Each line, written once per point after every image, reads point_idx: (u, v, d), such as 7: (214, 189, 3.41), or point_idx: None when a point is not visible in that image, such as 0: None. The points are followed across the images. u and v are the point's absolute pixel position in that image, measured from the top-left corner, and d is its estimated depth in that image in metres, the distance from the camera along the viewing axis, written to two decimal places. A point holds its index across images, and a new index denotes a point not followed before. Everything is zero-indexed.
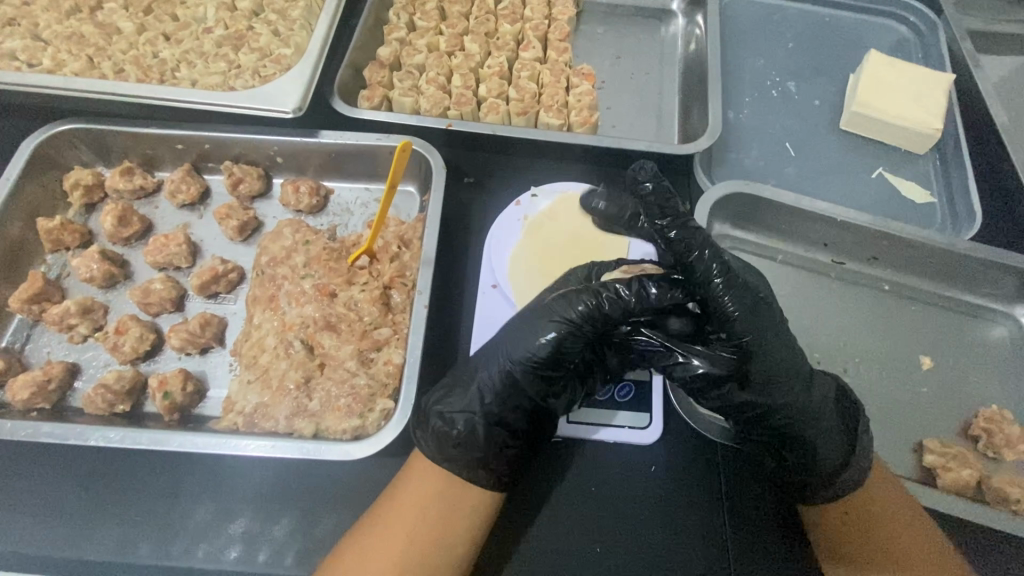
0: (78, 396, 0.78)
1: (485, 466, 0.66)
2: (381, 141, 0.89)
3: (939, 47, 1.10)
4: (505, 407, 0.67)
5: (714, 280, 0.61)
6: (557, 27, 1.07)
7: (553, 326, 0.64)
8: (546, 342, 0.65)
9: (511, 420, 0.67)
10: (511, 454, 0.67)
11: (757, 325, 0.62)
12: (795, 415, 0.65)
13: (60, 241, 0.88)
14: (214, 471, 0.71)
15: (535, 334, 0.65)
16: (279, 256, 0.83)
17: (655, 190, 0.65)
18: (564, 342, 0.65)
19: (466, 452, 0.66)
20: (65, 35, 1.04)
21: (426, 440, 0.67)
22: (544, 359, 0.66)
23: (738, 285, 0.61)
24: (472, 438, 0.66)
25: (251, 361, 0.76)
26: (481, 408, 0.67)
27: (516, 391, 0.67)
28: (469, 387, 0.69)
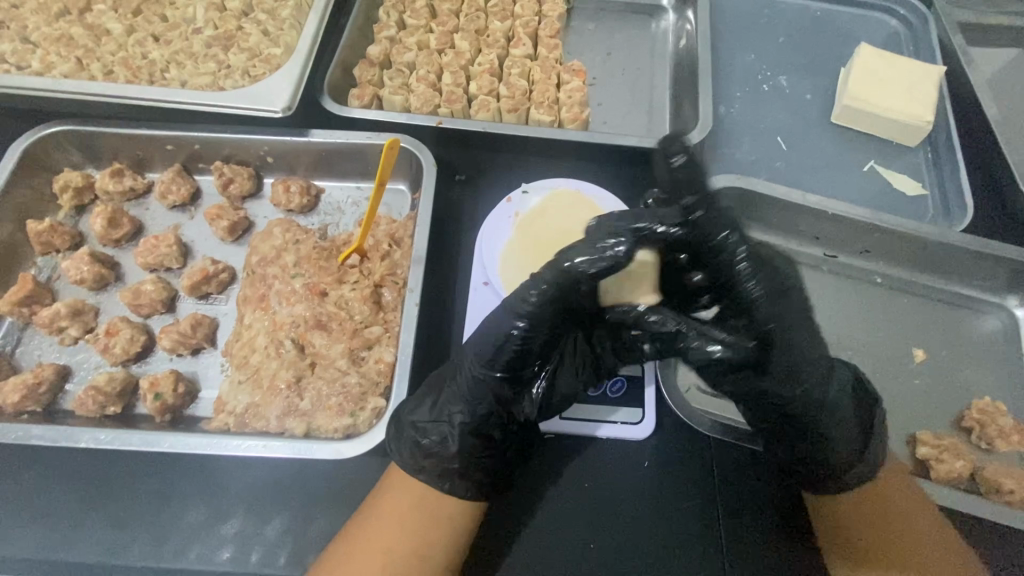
0: (68, 398, 0.78)
1: (465, 475, 0.66)
2: (371, 139, 0.89)
3: (930, 40, 1.10)
4: (475, 415, 0.67)
5: (740, 263, 0.64)
6: (547, 24, 1.07)
7: (524, 320, 0.63)
8: (512, 342, 0.64)
9: (486, 426, 0.67)
10: (489, 461, 0.66)
11: (779, 304, 0.65)
12: (809, 399, 0.68)
13: (50, 243, 0.87)
14: (205, 472, 0.71)
15: (500, 331, 0.64)
16: (270, 256, 0.83)
17: (685, 169, 0.67)
18: (535, 335, 0.64)
19: (441, 462, 0.66)
20: (54, 37, 1.04)
21: (400, 451, 0.66)
22: (516, 355, 0.65)
23: (761, 267, 0.65)
24: (447, 446, 0.66)
25: (242, 361, 0.76)
26: (456, 420, 0.67)
27: (485, 397, 0.67)
28: (438, 394, 0.68)
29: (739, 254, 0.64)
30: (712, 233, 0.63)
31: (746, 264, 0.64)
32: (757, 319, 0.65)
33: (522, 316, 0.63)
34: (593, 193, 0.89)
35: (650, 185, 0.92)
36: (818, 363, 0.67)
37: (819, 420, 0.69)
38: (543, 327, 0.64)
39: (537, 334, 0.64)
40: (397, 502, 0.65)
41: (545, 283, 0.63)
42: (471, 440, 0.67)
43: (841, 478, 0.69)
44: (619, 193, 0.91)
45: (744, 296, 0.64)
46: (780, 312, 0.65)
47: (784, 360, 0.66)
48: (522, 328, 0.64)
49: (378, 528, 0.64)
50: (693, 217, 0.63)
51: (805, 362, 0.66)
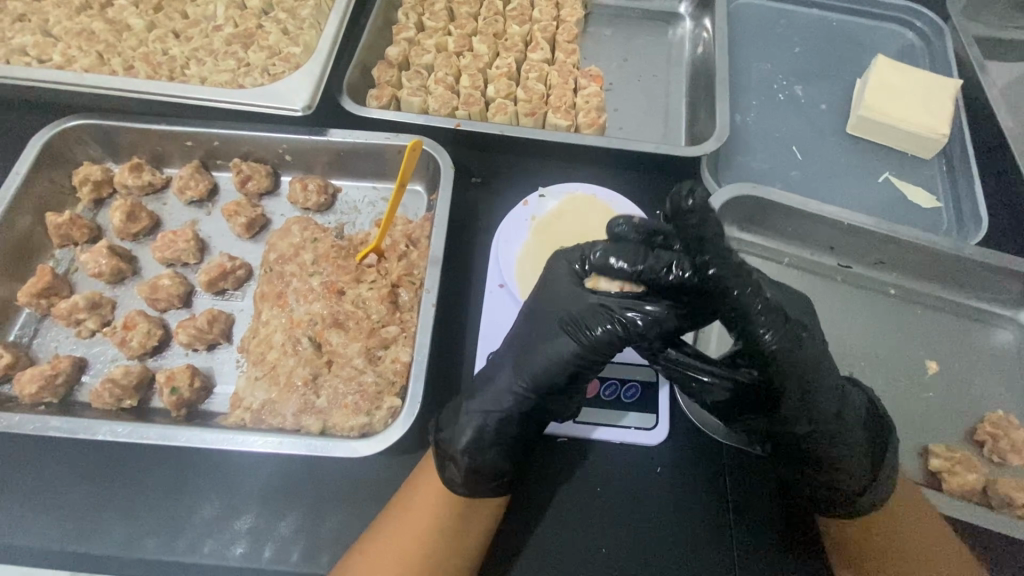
0: (85, 391, 0.78)
1: (491, 479, 0.64)
2: (390, 140, 0.89)
3: (945, 52, 1.11)
4: (514, 427, 0.65)
5: (753, 313, 0.57)
6: (565, 29, 1.07)
7: (580, 344, 0.62)
8: (568, 361, 0.63)
9: (518, 435, 0.66)
10: (517, 464, 0.66)
11: (799, 343, 0.59)
12: (829, 436, 0.62)
13: (68, 236, 0.88)
14: (221, 467, 0.71)
15: (558, 350, 0.63)
16: (287, 254, 0.83)
17: (701, 213, 0.55)
18: (590, 361, 0.63)
19: (469, 465, 0.64)
20: (75, 32, 1.04)
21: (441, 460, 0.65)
22: (564, 376, 0.64)
23: (773, 311, 0.57)
24: (479, 452, 0.64)
25: (259, 357, 0.76)
26: (497, 429, 0.64)
27: (526, 406, 0.65)
28: (473, 407, 0.65)
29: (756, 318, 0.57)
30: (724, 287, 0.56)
31: (763, 330, 0.57)
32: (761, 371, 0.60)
33: (578, 340, 0.63)
34: (610, 198, 0.89)
35: (665, 192, 0.93)
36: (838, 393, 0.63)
37: (843, 456, 0.63)
38: (599, 357, 0.63)
39: (594, 361, 0.63)
40: (413, 503, 0.65)
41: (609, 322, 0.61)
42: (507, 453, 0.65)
43: (852, 503, 0.65)
44: (635, 199, 0.92)
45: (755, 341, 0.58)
46: (795, 360, 0.59)
47: (801, 398, 0.61)
48: (578, 349, 0.63)
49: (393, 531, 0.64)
50: (706, 273, 0.55)
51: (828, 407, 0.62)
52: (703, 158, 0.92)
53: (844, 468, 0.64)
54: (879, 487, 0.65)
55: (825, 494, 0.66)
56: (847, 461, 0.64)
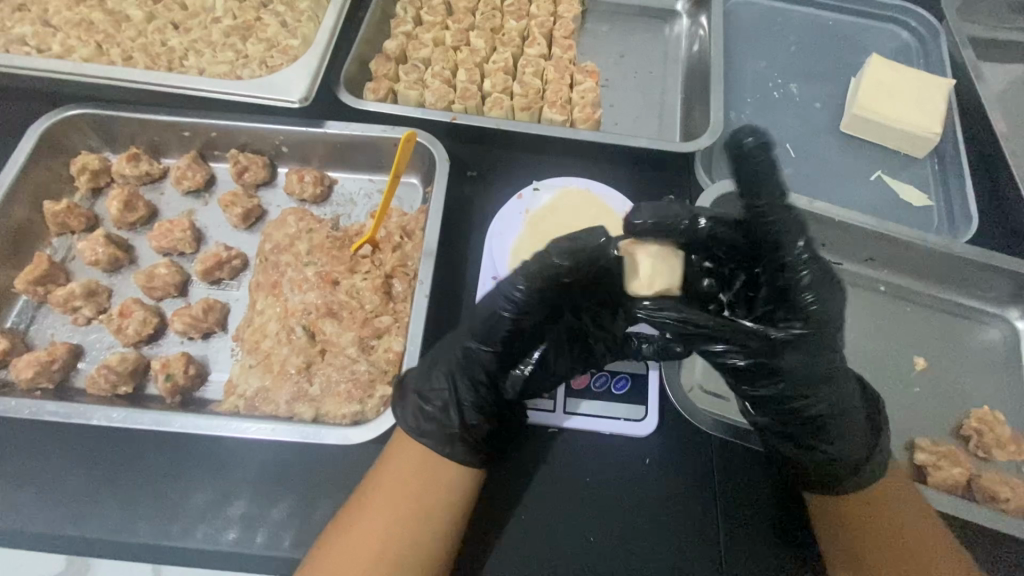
0: (80, 377, 0.79)
1: (461, 439, 0.66)
2: (386, 132, 0.90)
3: (940, 52, 1.12)
4: (467, 381, 0.67)
5: (800, 270, 0.67)
6: (562, 24, 1.08)
7: (513, 305, 0.64)
8: (504, 317, 0.65)
9: (484, 396, 0.67)
10: (490, 427, 0.68)
11: (824, 317, 0.66)
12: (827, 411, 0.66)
13: (66, 224, 0.89)
14: (213, 453, 0.72)
15: (493, 306, 0.66)
16: (283, 244, 0.84)
17: (753, 146, 0.70)
18: (531, 314, 0.65)
19: (442, 427, 0.67)
20: (74, 22, 1.05)
21: (407, 418, 0.67)
22: (511, 331, 0.66)
23: (818, 269, 0.67)
24: (449, 411, 0.67)
25: (253, 345, 0.77)
26: (456, 385, 0.67)
27: (472, 362, 0.67)
28: (442, 364, 0.68)
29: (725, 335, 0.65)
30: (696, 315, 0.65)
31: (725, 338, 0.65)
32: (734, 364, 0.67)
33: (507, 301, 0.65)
34: (604, 192, 0.90)
35: (658, 187, 0.94)
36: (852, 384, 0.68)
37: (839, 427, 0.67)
38: (536, 311, 0.65)
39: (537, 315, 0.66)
40: (384, 485, 0.65)
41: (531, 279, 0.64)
42: (469, 402, 0.67)
43: (841, 484, 0.68)
44: (628, 194, 0.93)
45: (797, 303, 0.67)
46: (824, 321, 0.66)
47: (816, 368, 0.66)
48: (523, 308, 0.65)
49: (367, 515, 0.64)
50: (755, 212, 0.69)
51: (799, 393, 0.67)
52: (696, 154, 0.93)
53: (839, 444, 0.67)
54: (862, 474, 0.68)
55: (815, 471, 0.68)
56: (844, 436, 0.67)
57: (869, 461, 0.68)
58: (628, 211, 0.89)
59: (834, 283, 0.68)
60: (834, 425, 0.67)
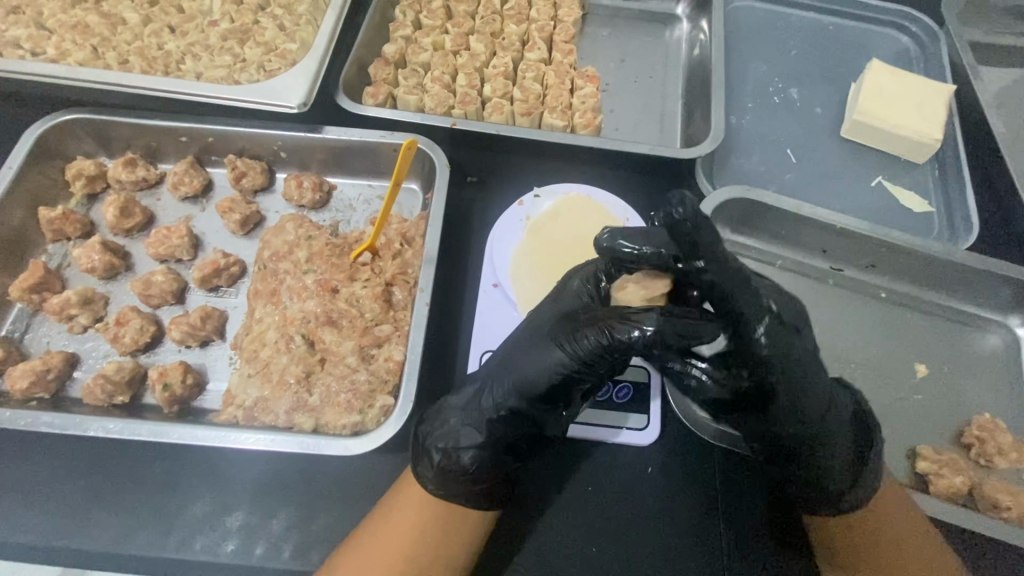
0: (77, 386, 0.78)
1: (490, 492, 0.66)
2: (385, 138, 0.89)
3: (939, 57, 1.12)
4: (508, 433, 0.65)
5: (751, 318, 0.58)
6: (562, 29, 1.07)
7: (570, 360, 0.62)
8: (557, 377, 0.63)
9: (515, 450, 0.66)
10: (513, 476, 0.67)
11: (784, 354, 0.60)
12: (806, 437, 0.64)
13: (61, 230, 0.87)
14: (212, 464, 0.71)
15: (547, 364, 0.63)
16: (281, 251, 0.83)
17: (688, 219, 0.57)
18: (583, 373, 0.63)
19: (471, 483, 0.64)
20: (69, 25, 1.04)
21: (427, 471, 0.64)
22: (555, 391, 0.64)
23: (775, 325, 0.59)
24: (479, 471, 0.64)
25: (252, 354, 0.76)
26: (489, 438, 0.65)
27: (522, 418, 0.65)
28: (467, 414, 0.66)
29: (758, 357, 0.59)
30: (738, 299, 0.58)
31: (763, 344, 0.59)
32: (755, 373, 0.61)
33: (569, 354, 0.63)
34: (604, 199, 0.89)
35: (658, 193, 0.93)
36: (823, 403, 0.63)
37: (815, 449, 0.65)
38: (595, 370, 0.63)
39: (587, 371, 0.63)
40: (394, 515, 0.65)
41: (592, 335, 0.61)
42: (504, 459, 0.66)
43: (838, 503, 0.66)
44: (629, 201, 0.92)
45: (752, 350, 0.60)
46: (789, 361, 0.60)
47: (783, 407, 0.62)
48: (568, 362, 0.62)
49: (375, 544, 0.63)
50: (695, 267, 0.58)
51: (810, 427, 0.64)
52: (697, 162, 0.93)
53: (826, 469, 0.65)
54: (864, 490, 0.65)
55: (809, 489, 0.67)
56: (827, 460, 0.65)
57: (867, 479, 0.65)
58: (629, 217, 0.88)
59: (773, 325, 0.59)
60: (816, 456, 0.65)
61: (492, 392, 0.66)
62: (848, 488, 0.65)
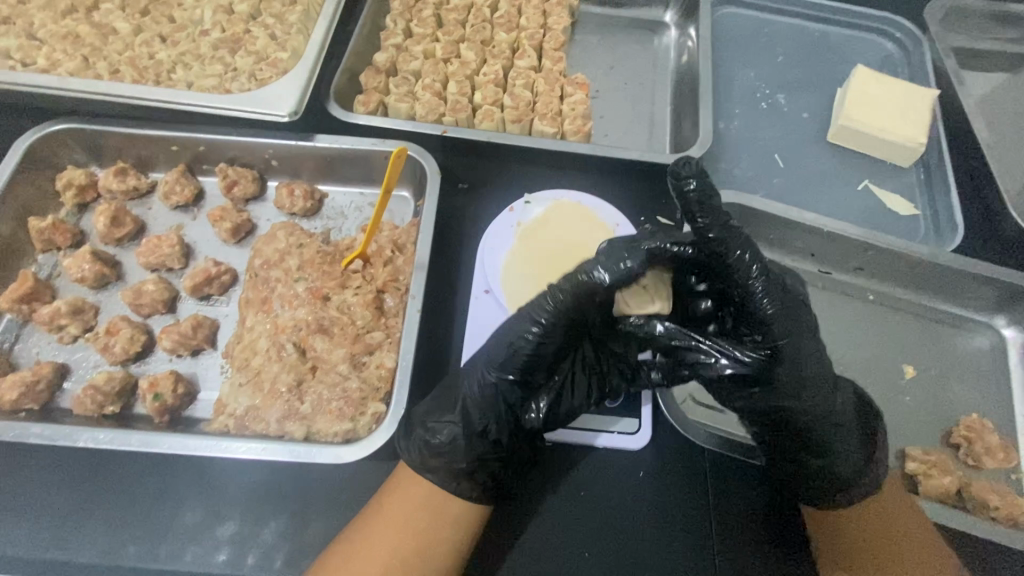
0: (66, 397, 0.78)
1: (469, 476, 0.66)
2: (377, 146, 0.90)
3: (924, 63, 1.13)
4: (484, 415, 0.67)
5: (754, 278, 0.61)
6: (552, 37, 1.08)
7: (539, 325, 0.64)
8: (525, 348, 0.65)
9: (495, 431, 0.67)
10: (493, 463, 0.67)
11: (791, 320, 0.63)
12: (812, 409, 0.66)
13: (52, 240, 0.87)
14: (202, 473, 0.71)
15: (516, 336, 0.65)
16: (273, 259, 0.83)
17: (698, 192, 0.61)
18: (546, 345, 0.65)
19: (451, 463, 0.66)
20: (60, 35, 1.04)
21: (410, 450, 0.67)
22: (527, 363, 0.66)
23: (776, 284, 0.63)
24: (456, 447, 0.66)
25: (243, 363, 0.75)
26: (465, 420, 0.67)
27: (496, 398, 0.67)
28: (454, 400, 0.69)
29: (769, 314, 0.62)
30: (730, 260, 0.61)
31: (774, 307, 0.62)
32: (767, 340, 0.63)
33: (537, 322, 0.64)
34: (595, 205, 0.90)
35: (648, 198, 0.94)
36: (826, 378, 0.66)
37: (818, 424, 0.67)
38: (555, 336, 0.65)
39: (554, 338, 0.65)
40: (378, 526, 0.64)
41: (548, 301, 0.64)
42: (481, 444, 0.67)
43: (837, 495, 0.68)
44: (619, 206, 0.93)
45: (757, 314, 0.62)
46: (793, 331, 0.63)
47: (792, 377, 0.64)
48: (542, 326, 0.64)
49: (363, 557, 0.63)
50: (707, 237, 0.61)
51: (813, 395, 0.65)
52: (685, 169, 0.94)
53: (830, 449, 0.68)
54: (871, 479, 0.68)
55: (817, 471, 0.68)
56: (834, 442, 0.67)
57: (869, 463, 0.69)
58: (620, 224, 0.89)
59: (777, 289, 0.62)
60: (824, 439, 0.67)
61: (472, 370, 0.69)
62: (853, 478, 0.68)
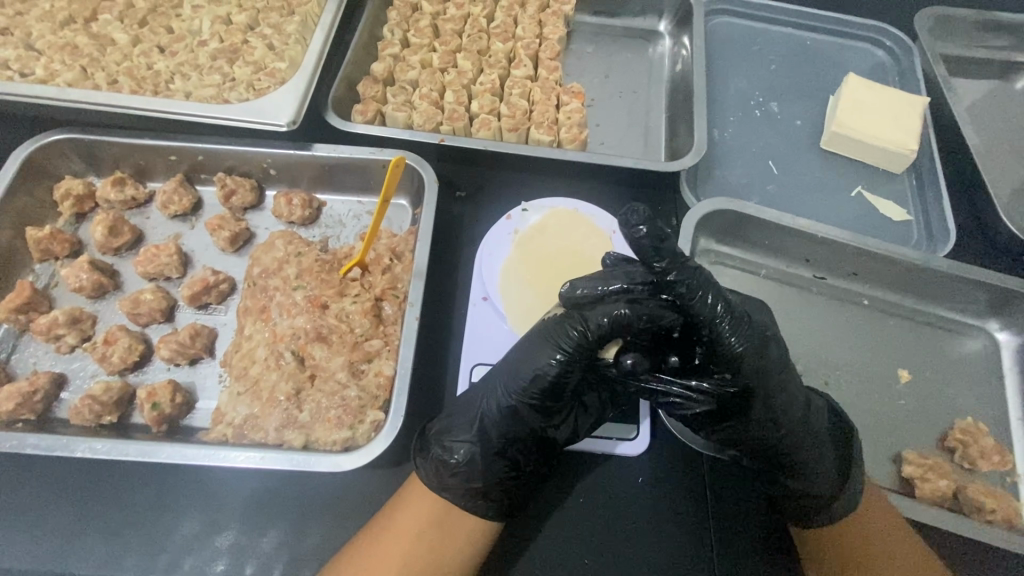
0: (63, 407, 0.78)
1: (486, 494, 0.66)
2: (375, 154, 0.91)
3: (913, 71, 1.15)
4: (504, 437, 0.66)
5: (718, 316, 0.60)
6: (548, 46, 1.09)
7: (563, 354, 0.62)
8: (548, 373, 0.63)
9: (512, 452, 0.67)
10: (509, 483, 0.67)
11: (757, 357, 0.62)
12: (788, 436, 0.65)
13: (48, 250, 0.87)
14: (201, 483, 0.71)
15: (538, 362, 0.63)
16: (271, 267, 0.83)
17: (650, 237, 0.58)
18: (569, 371, 0.63)
19: (466, 482, 0.66)
20: (59, 45, 1.04)
21: (426, 466, 0.67)
22: (550, 387, 0.64)
23: (737, 319, 0.61)
24: (475, 468, 0.66)
25: (241, 372, 0.75)
26: (484, 441, 0.66)
27: (517, 422, 0.66)
28: (465, 419, 0.68)
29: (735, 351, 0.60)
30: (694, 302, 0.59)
31: (739, 344, 0.60)
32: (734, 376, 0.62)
33: (557, 349, 0.63)
34: (591, 213, 0.91)
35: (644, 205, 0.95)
36: (801, 406, 0.66)
37: (794, 452, 0.67)
38: (579, 363, 0.63)
39: (577, 366, 0.63)
40: (380, 534, 0.65)
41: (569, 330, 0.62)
42: (499, 464, 0.66)
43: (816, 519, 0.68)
44: (617, 213, 0.93)
45: (725, 351, 0.61)
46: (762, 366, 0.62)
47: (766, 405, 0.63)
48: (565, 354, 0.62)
49: (369, 569, 0.62)
50: (667, 279, 0.59)
51: (786, 421, 0.65)
52: (681, 175, 0.95)
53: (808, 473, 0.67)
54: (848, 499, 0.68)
55: (795, 489, 0.69)
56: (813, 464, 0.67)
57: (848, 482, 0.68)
58: (617, 231, 0.90)
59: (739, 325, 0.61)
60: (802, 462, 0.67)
61: (490, 393, 0.68)
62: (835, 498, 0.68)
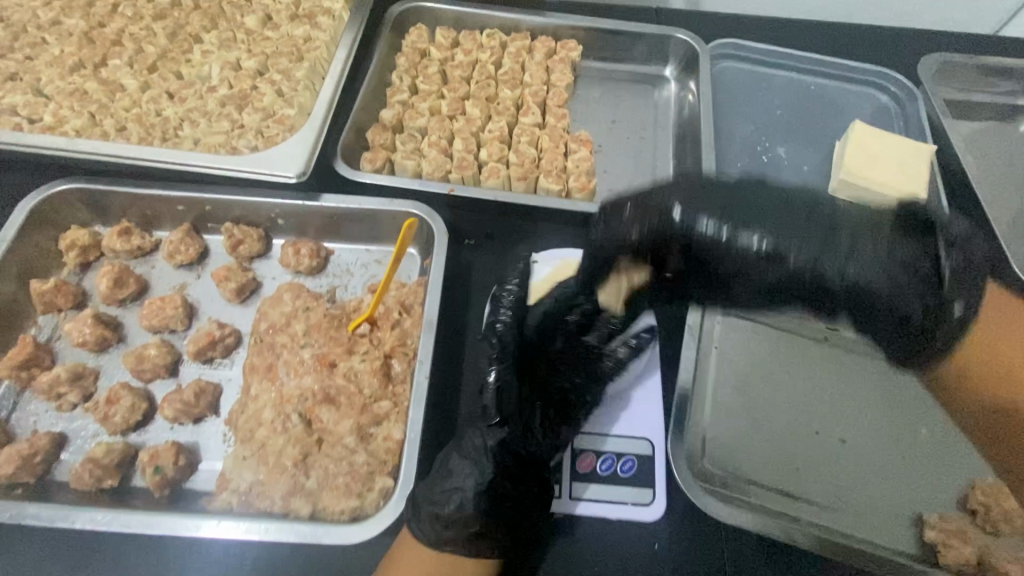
0: (63, 469, 0.76)
1: (483, 537, 0.65)
2: (385, 205, 0.91)
3: (918, 118, 1.16)
4: (490, 464, 0.68)
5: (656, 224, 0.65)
6: (556, 93, 1.10)
7: (504, 318, 0.82)
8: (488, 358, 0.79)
9: (500, 482, 0.67)
10: (507, 521, 0.66)
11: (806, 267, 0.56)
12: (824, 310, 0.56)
13: (52, 302, 0.86)
14: (203, 555, 0.68)
15: (482, 358, 0.83)
16: (278, 323, 0.82)
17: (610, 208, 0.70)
18: (499, 357, 0.78)
19: (463, 530, 0.64)
20: (68, 91, 1.04)
21: (422, 522, 0.65)
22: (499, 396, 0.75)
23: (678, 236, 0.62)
24: (470, 512, 0.65)
25: (247, 435, 0.74)
26: (473, 478, 0.67)
27: (495, 445, 0.69)
28: (459, 462, 0.69)
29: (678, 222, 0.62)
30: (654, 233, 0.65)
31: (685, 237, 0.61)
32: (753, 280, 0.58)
33: (504, 317, 0.82)
34: None
35: None
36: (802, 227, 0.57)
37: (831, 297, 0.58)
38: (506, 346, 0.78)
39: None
40: None
41: (499, 321, 0.82)
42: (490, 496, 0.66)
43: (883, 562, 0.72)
44: None
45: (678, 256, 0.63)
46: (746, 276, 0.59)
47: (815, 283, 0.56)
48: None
49: None
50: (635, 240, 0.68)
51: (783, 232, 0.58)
52: None
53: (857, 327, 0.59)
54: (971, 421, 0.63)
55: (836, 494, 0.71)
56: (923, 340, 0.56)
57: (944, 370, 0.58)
58: None
59: (775, 219, 0.58)
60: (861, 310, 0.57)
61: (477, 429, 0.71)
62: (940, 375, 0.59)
